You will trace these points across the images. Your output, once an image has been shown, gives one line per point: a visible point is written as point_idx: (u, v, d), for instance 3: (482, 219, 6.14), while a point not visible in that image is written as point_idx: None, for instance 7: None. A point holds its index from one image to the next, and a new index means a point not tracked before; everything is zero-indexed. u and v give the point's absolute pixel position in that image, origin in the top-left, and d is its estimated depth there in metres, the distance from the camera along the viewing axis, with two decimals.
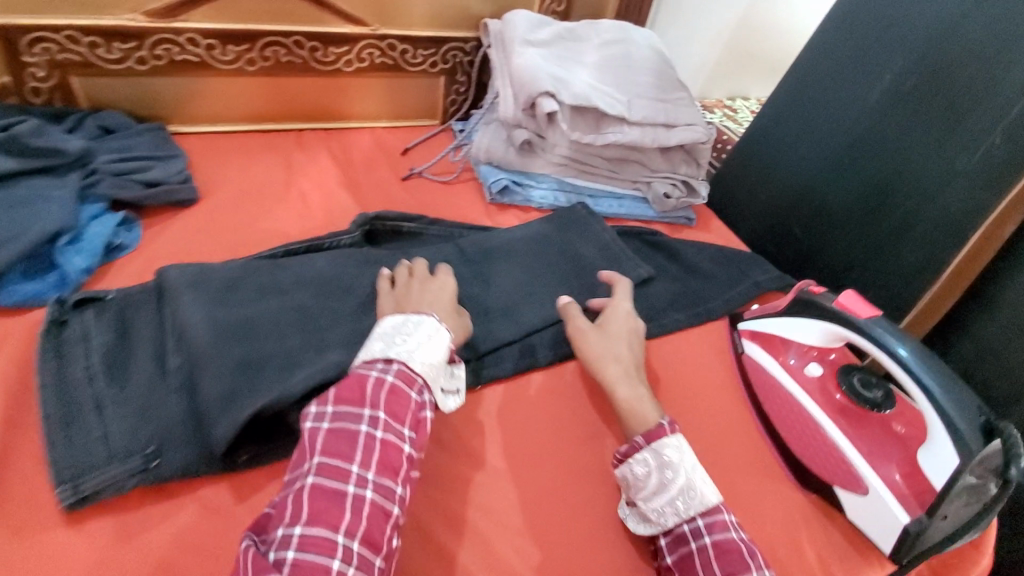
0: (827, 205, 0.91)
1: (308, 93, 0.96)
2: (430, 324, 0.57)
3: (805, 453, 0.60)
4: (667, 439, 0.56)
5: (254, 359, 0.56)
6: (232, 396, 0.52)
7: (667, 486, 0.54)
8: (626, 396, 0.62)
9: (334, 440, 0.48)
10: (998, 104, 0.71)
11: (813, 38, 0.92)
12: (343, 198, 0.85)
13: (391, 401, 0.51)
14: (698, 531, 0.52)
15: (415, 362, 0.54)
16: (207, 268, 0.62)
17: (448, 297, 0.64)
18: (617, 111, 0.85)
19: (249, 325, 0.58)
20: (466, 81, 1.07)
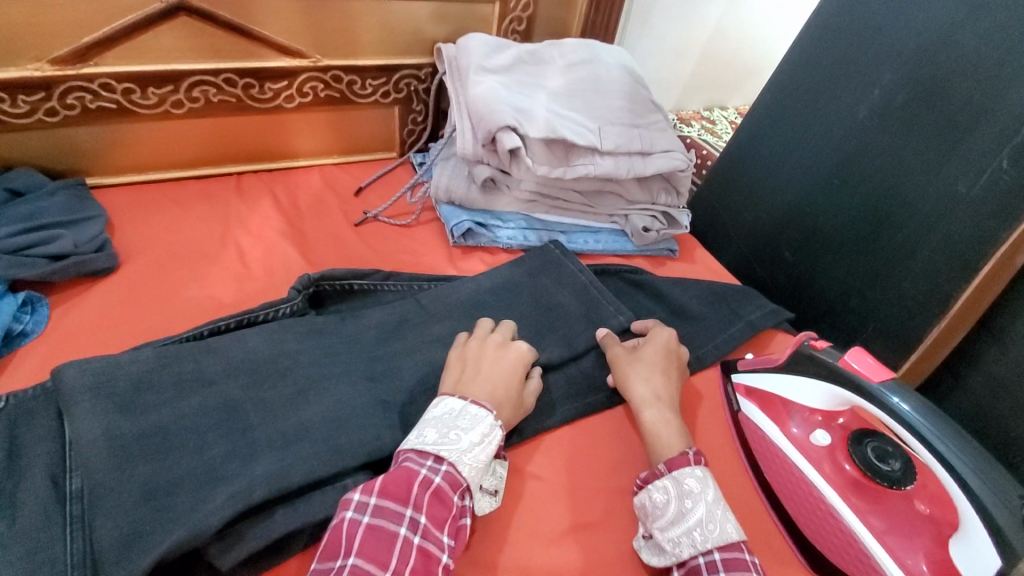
0: (819, 230, 0.84)
1: (247, 132, 0.87)
2: (487, 421, 0.52)
3: (818, 535, 0.52)
4: (689, 468, 0.52)
5: (166, 480, 0.46)
6: (133, 538, 0.43)
7: (685, 516, 0.50)
8: (653, 421, 0.59)
9: (370, 538, 0.44)
10: (1003, 121, 0.65)
11: (794, 52, 0.86)
12: (288, 252, 0.77)
13: (434, 500, 0.47)
14: (714, 567, 0.47)
15: (464, 465, 0.49)
16: (113, 363, 0.51)
17: (519, 373, 0.59)
18: (586, 142, 0.77)
19: (163, 434, 0.49)
20: (424, 110, 0.99)
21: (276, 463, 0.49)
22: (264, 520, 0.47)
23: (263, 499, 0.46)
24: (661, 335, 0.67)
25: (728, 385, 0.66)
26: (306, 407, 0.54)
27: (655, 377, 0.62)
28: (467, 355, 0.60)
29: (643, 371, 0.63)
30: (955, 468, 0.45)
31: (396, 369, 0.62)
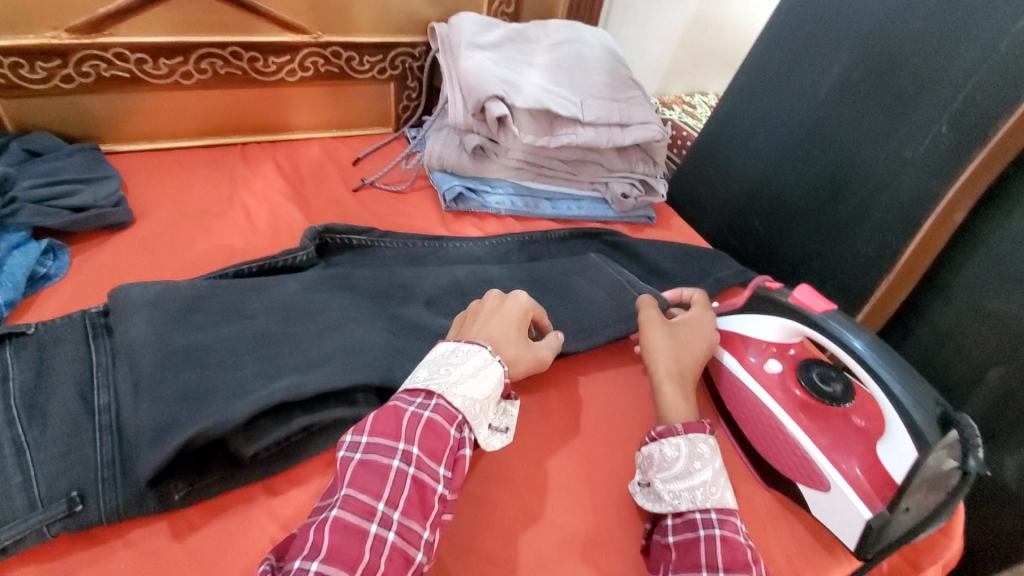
0: (784, 197, 0.91)
1: (251, 104, 0.93)
2: (479, 355, 0.54)
3: (768, 450, 0.59)
4: (703, 435, 0.54)
5: (201, 388, 0.52)
6: (165, 428, 0.49)
7: (692, 474, 0.52)
8: (677, 388, 0.60)
9: (364, 472, 0.45)
10: (944, 92, 0.72)
11: (764, 33, 0.93)
12: (291, 212, 0.82)
13: (427, 436, 0.48)
14: (708, 522, 0.49)
15: (454, 396, 0.50)
16: (171, 288, 0.61)
17: (521, 319, 0.62)
18: (569, 113, 0.84)
19: (204, 351, 0.56)
20: (418, 87, 1.05)
21: (294, 379, 0.54)
22: (284, 424, 0.52)
23: (281, 400, 0.51)
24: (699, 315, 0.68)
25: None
26: (310, 337, 0.60)
27: (687, 350, 0.64)
28: (471, 308, 0.63)
29: (676, 343, 0.64)
30: (884, 379, 0.52)
31: (392, 311, 0.68)
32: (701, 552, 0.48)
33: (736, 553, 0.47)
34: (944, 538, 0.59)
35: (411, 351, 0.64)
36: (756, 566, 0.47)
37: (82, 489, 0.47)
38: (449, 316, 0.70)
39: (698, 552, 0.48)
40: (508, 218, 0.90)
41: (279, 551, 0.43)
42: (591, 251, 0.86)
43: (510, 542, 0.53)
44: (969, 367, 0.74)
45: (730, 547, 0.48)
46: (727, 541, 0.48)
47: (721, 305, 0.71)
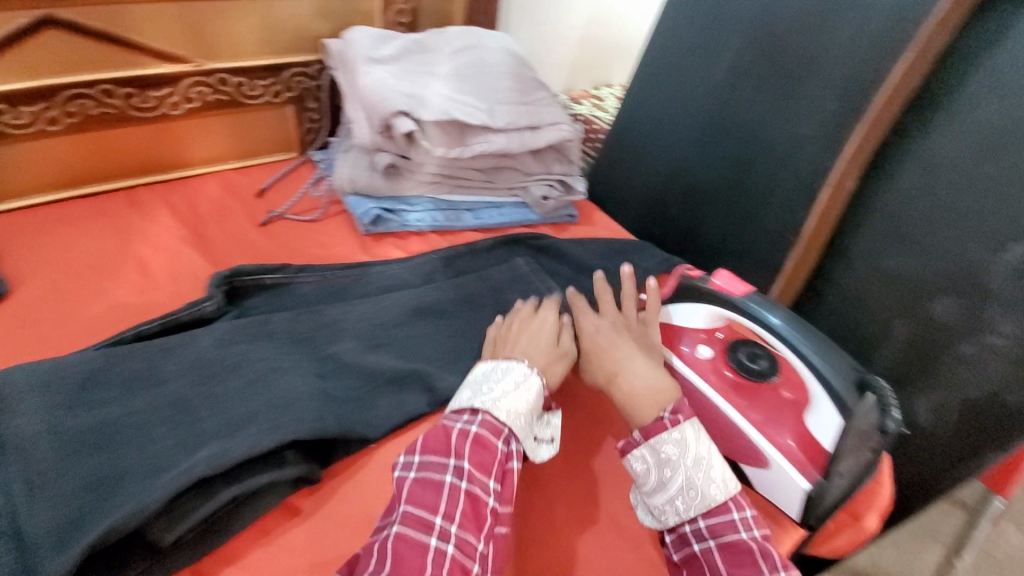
0: (695, 182, 0.94)
1: (134, 144, 0.85)
2: (519, 369, 0.57)
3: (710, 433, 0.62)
4: (665, 435, 0.52)
5: (110, 473, 0.48)
6: (75, 525, 0.44)
7: (665, 486, 0.51)
8: (626, 382, 0.58)
9: (419, 488, 0.48)
10: (823, 70, 0.77)
11: (660, 26, 0.97)
12: (194, 257, 0.76)
13: (477, 449, 0.50)
14: (700, 534, 0.50)
15: (499, 410, 0.52)
16: (60, 362, 0.54)
17: (545, 333, 0.64)
18: (479, 121, 0.82)
19: (109, 431, 0.50)
20: (319, 107, 1.00)
21: (218, 446, 0.49)
22: (212, 497, 0.48)
23: (202, 475, 0.47)
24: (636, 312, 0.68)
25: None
26: (228, 396, 0.55)
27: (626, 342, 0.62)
28: (502, 330, 0.66)
29: (609, 339, 0.63)
30: (803, 351, 0.56)
31: (319, 352, 0.64)
32: (705, 568, 0.48)
33: (739, 560, 0.47)
34: (878, 485, 0.63)
35: (344, 393, 0.60)
36: (764, 564, 0.47)
37: None
38: (380, 348, 0.67)
39: (701, 568, 0.49)
40: (431, 235, 0.88)
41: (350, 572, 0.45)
42: (518, 257, 0.85)
43: None
44: (875, 325, 0.80)
45: (729, 555, 0.48)
46: (724, 549, 0.48)
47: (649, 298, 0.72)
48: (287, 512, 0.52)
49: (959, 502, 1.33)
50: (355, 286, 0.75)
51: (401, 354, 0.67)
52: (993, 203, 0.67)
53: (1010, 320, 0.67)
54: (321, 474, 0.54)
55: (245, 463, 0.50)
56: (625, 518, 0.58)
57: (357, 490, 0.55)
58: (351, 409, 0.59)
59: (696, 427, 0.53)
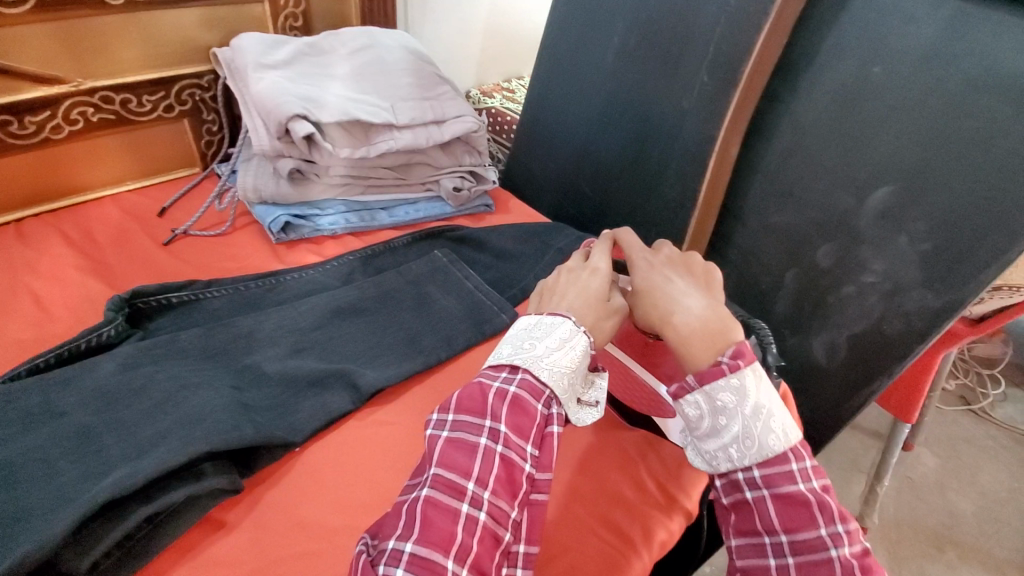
0: (602, 161, 0.99)
1: (16, 174, 0.79)
2: (564, 326, 0.55)
3: (622, 391, 0.67)
4: (723, 381, 0.53)
5: (11, 512, 0.46)
6: None
7: (720, 432, 0.53)
8: (684, 323, 0.57)
9: (452, 449, 0.49)
10: (699, 45, 0.82)
11: (552, 14, 1.00)
12: (92, 284, 0.72)
13: (514, 412, 0.51)
14: (755, 483, 0.53)
15: (539, 368, 0.53)
16: None
17: (597, 283, 0.61)
18: (381, 119, 0.83)
19: (6, 470, 0.48)
20: (217, 118, 0.97)
21: (125, 470, 0.48)
22: (123, 520, 0.46)
23: (110, 499, 0.46)
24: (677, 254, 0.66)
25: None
26: (136, 419, 0.53)
27: (676, 286, 0.61)
28: (552, 278, 0.64)
29: (657, 285, 0.61)
30: None
31: (235, 364, 0.63)
32: (756, 515, 0.52)
33: (794, 512, 0.51)
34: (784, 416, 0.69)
35: (263, 401, 0.60)
36: (817, 517, 0.50)
37: None
38: (299, 353, 0.66)
39: (753, 515, 0.52)
40: (347, 237, 0.87)
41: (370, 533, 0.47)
42: (436, 249, 0.86)
43: None
44: (771, 276, 0.87)
45: (783, 505, 0.51)
46: (779, 500, 0.51)
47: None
48: (211, 526, 0.51)
49: (876, 433, 1.46)
50: (270, 295, 0.74)
51: (322, 356, 0.67)
52: (853, 155, 0.75)
53: (880, 257, 0.74)
54: (242, 484, 0.53)
55: (158, 481, 0.49)
56: (554, 483, 0.61)
57: (284, 495, 0.55)
58: (271, 415, 0.58)
59: (755, 374, 0.54)
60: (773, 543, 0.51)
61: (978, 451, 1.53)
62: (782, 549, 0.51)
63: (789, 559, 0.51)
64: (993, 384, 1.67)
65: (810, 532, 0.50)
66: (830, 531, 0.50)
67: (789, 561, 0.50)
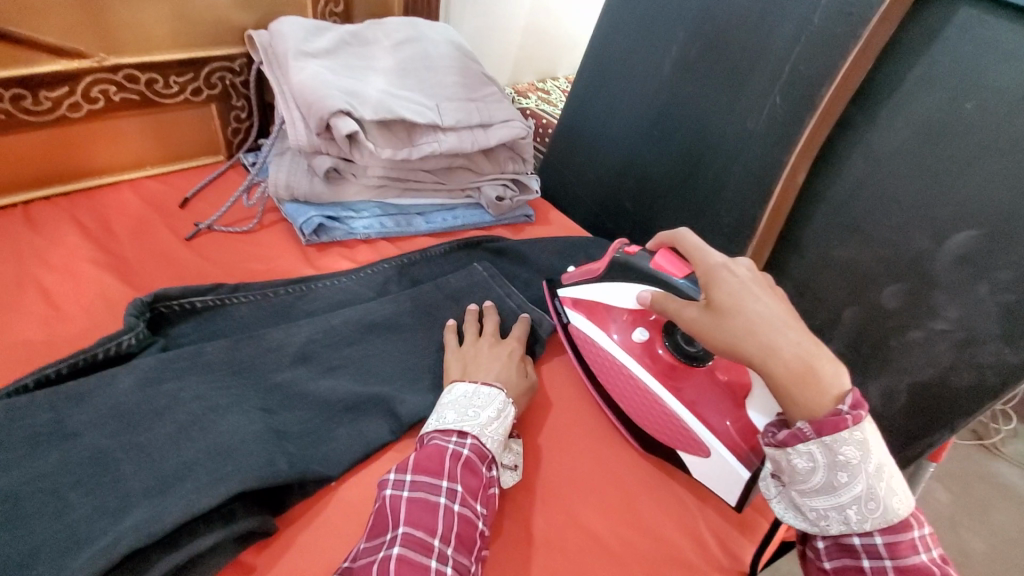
0: (650, 176, 0.94)
1: (26, 152, 0.73)
2: (499, 397, 0.57)
3: (644, 420, 0.62)
4: (847, 434, 0.46)
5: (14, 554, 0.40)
6: None
7: (838, 491, 0.47)
8: (793, 359, 0.49)
9: (415, 509, 0.47)
10: (772, 64, 0.77)
11: (604, 17, 0.94)
12: (107, 281, 0.67)
13: (465, 472, 0.50)
14: (874, 550, 0.47)
15: (487, 437, 0.53)
16: None
17: (514, 358, 0.64)
18: (426, 120, 0.77)
19: (10, 501, 0.43)
20: (247, 105, 0.91)
21: (148, 511, 0.43)
22: (147, 570, 0.41)
23: (132, 547, 0.41)
24: (748, 261, 0.57)
25: (555, 301, 0.72)
26: (158, 445, 0.48)
27: (770, 306, 0.52)
28: (465, 353, 0.63)
29: (747, 304, 0.52)
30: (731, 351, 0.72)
31: (266, 382, 0.58)
32: None
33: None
34: None
35: (297, 427, 0.55)
36: None
37: None
38: (333, 372, 0.61)
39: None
40: (380, 242, 0.82)
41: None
42: (477, 262, 0.80)
43: None
44: (827, 312, 0.82)
45: None
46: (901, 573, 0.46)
47: (575, 272, 0.71)
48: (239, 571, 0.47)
49: None
50: (300, 304, 0.69)
51: (358, 377, 0.62)
52: (933, 193, 0.70)
53: (954, 304, 0.69)
54: (274, 525, 0.48)
55: (182, 525, 0.44)
56: (611, 538, 0.55)
57: (318, 537, 0.50)
58: (305, 444, 0.53)
59: (871, 428, 0.47)
60: None
61: (992, 489, 1.49)
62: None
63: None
64: (1007, 420, 1.62)
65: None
66: None
67: None
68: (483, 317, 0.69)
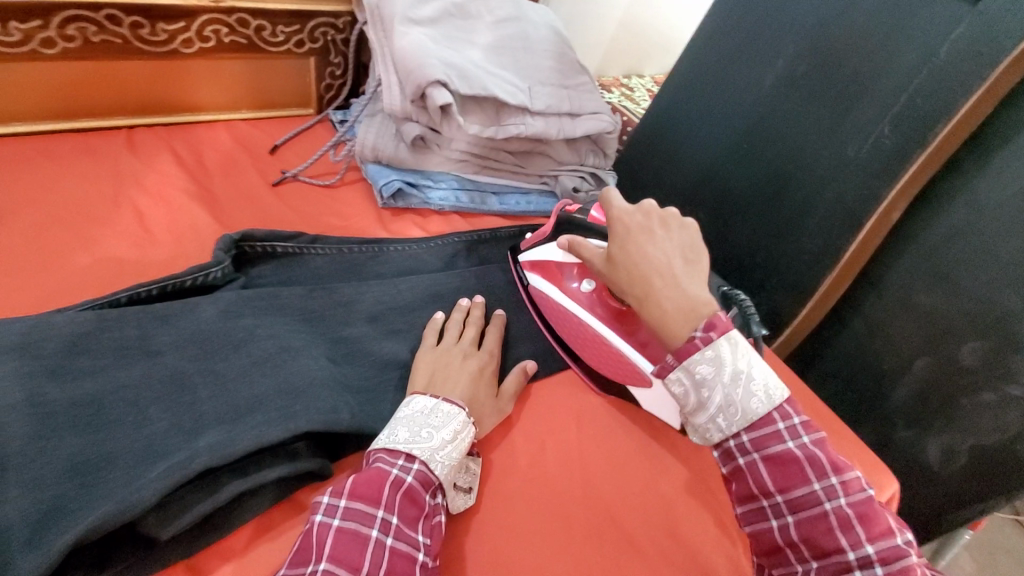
0: (730, 190, 0.91)
1: (135, 78, 0.77)
2: (458, 418, 0.52)
3: (597, 361, 0.65)
4: (696, 356, 0.46)
5: (96, 457, 0.42)
6: (53, 512, 0.39)
7: (704, 406, 0.47)
8: (658, 302, 0.50)
9: (343, 542, 0.43)
10: (886, 93, 0.73)
11: (711, 19, 0.91)
12: (196, 213, 0.69)
13: (404, 502, 0.46)
14: (744, 449, 0.47)
15: (436, 462, 0.49)
16: (43, 323, 0.48)
17: (483, 375, 0.60)
18: (518, 101, 0.77)
19: (98, 405, 0.45)
20: (343, 63, 0.92)
21: (221, 435, 0.45)
22: (216, 491, 0.44)
23: (206, 466, 0.43)
24: (651, 201, 0.57)
25: (519, 265, 0.74)
26: (234, 376, 0.50)
27: (656, 246, 0.53)
28: (431, 359, 0.59)
29: (630, 244, 0.53)
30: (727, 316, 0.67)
31: (335, 335, 0.59)
32: (749, 480, 0.47)
33: (785, 471, 0.45)
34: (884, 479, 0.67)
35: (360, 382, 0.56)
36: (813, 472, 0.45)
37: None
38: (396, 335, 0.62)
39: (746, 480, 0.47)
40: (452, 216, 0.83)
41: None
42: None
43: None
44: (898, 357, 0.78)
45: (776, 466, 0.46)
46: (770, 462, 0.46)
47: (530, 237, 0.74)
48: (294, 509, 0.48)
49: None
50: (372, 264, 0.70)
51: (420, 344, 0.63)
52: None
53: None
54: (331, 471, 0.50)
55: (251, 455, 0.46)
56: (646, 542, 0.55)
57: None
58: (366, 400, 0.55)
59: (731, 342, 0.47)
60: (771, 505, 0.46)
61: None
62: (780, 510, 0.46)
63: (789, 518, 0.46)
64: None
65: (802, 488, 0.45)
66: (826, 485, 0.45)
67: (789, 522, 0.45)
68: (469, 317, 0.65)
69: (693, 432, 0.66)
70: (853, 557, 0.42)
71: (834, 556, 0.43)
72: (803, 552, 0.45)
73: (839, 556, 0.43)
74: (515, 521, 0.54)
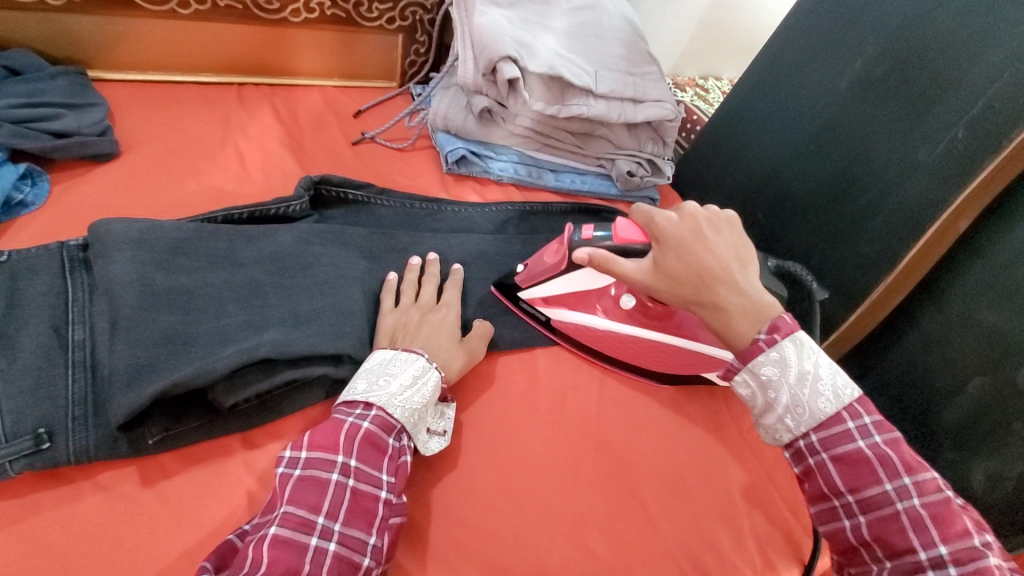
0: (792, 190, 0.90)
1: (249, 41, 0.87)
2: (416, 363, 0.55)
3: (661, 366, 0.66)
4: (762, 360, 0.48)
5: (182, 332, 0.51)
6: (144, 368, 0.47)
7: (773, 407, 0.49)
8: (720, 305, 0.52)
9: (302, 487, 0.46)
10: (966, 96, 0.70)
11: (791, 16, 0.89)
12: (285, 159, 0.79)
13: (364, 447, 0.49)
14: (813, 448, 0.48)
15: (395, 407, 0.51)
16: (157, 226, 0.56)
17: (446, 324, 0.62)
18: (583, 83, 0.81)
19: (189, 295, 0.53)
20: (427, 41, 0.99)
21: (282, 334, 0.53)
22: (272, 375, 0.51)
23: (265, 355, 0.50)
24: (693, 202, 0.57)
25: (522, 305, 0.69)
26: (297, 291, 0.58)
27: (710, 249, 0.54)
28: (388, 326, 0.59)
29: (683, 248, 0.54)
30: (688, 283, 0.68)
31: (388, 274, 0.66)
32: (820, 480, 0.48)
33: (854, 470, 0.46)
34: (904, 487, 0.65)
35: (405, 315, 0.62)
36: (884, 471, 0.45)
37: (50, 426, 0.46)
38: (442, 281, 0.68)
39: (816, 479, 0.48)
40: (509, 187, 0.88)
41: (217, 561, 0.43)
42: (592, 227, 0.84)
43: (489, 509, 0.54)
44: (955, 375, 0.74)
45: (846, 465, 0.47)
46: (840, 461, 0.47)
47: (524, 271, 0.67)
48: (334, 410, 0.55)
49: None
50: (430, 220, 0.77)
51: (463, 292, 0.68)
52: None
53: None
54: None
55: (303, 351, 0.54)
56: (647, 497, 0.58)
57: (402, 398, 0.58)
58: None
59: (797, 342, 0.49)
60: (843, 505, 0.47)
61: None
62: (852, 509, 0.47)
63: (860, 518, 0.46)
64: None
65: (874, 488, 0.45)
66: (899, 486, 0.45)
67: (861, 522, 0.46)
68: (425, 275, 0.66)
69: (716, 411, 0.67)
70: (925, 557, 0.42)
71: (906, 557, 0.43)
72: (877, 552, 0.45)
73: (911, 557, 0.43)
74: (524, 458, 0.58)
